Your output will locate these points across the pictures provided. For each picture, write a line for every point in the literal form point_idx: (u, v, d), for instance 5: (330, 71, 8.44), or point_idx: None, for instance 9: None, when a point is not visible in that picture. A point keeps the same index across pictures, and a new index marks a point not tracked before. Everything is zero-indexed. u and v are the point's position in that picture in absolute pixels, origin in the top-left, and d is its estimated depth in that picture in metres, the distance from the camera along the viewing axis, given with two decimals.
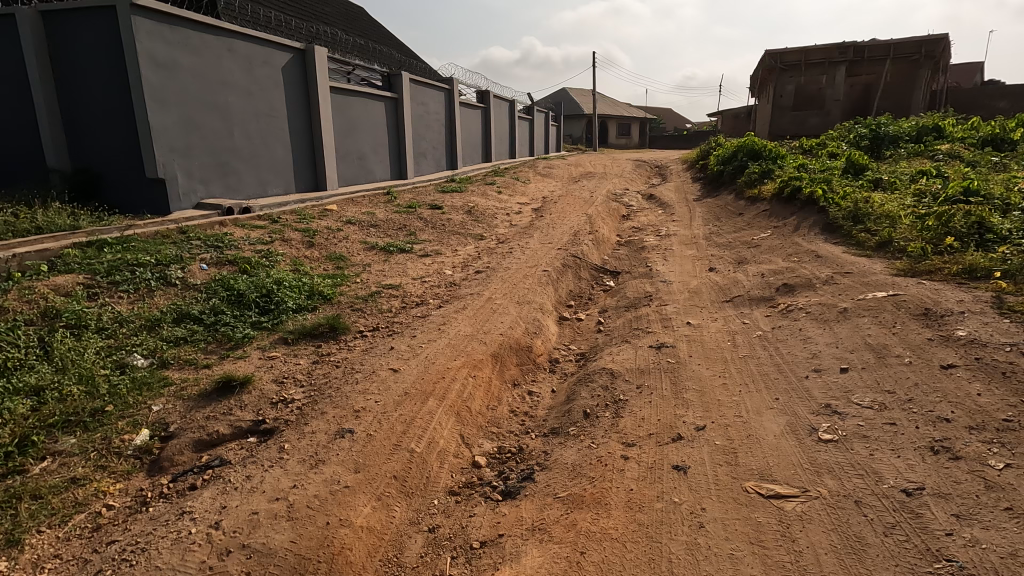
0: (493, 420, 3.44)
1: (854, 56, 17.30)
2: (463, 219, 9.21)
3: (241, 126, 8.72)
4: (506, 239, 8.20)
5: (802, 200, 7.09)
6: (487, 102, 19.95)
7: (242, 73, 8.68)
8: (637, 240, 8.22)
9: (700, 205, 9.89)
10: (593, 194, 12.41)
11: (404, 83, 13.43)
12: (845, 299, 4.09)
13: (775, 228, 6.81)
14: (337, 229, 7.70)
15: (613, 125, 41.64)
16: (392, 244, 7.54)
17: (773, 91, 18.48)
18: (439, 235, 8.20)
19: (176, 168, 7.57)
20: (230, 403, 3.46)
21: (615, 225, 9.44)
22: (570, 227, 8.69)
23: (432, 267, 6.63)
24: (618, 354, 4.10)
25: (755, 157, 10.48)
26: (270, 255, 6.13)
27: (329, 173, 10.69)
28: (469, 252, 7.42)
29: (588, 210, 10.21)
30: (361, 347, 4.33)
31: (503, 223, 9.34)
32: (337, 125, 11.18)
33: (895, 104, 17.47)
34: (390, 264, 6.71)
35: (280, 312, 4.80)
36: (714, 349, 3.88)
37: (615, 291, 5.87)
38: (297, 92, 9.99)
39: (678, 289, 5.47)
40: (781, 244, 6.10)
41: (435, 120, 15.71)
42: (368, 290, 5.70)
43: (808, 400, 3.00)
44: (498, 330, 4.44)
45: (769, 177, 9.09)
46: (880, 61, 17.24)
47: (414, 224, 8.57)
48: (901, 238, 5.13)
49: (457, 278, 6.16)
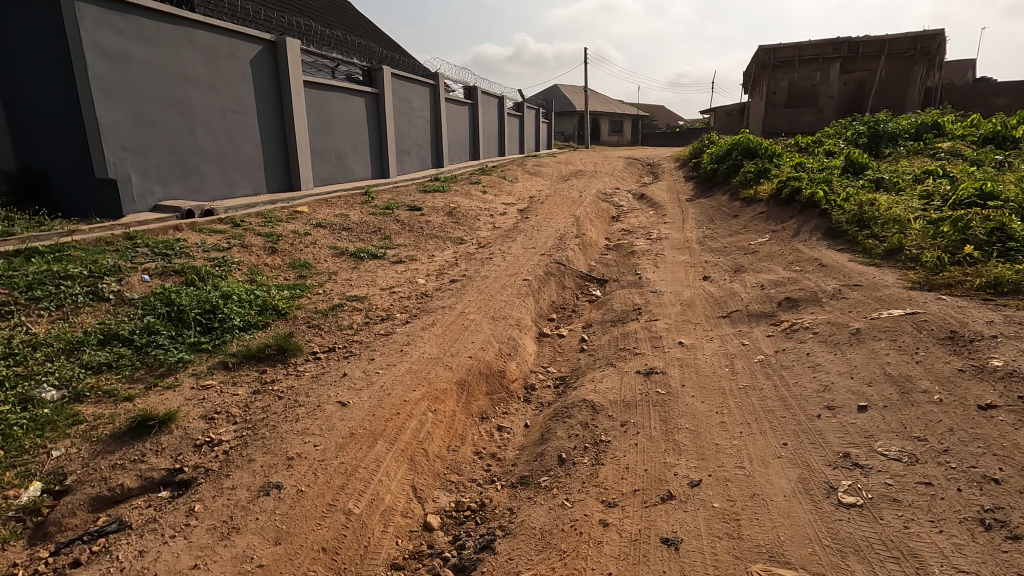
0: (453, 466, 2.95)
1: (848, 53, 16.93)
2: (443, 221, 8.71)
3: (204, 122, 8.14)
4: (488, 243, 7.70)
5: (802, 202, 6.64)
6: (475, 98, 19.42)
7: (204, 66, 8.11)
8: (627, 244, 7.74)
9: (693, 206, 9.43)
10: (582, 194, 11.93)
11: (385, 79, 12.90)
12: (857, 317, 3.63)
13: (774, 232, 6.34)
14: (305, 232, 7.18)
15: (605, 122, 41.23)
16: (364, 249, 7.03)
17: (767, 88, 18.12)
18: (416, 239, 7.69)
19: (129, 168, 6.99)
20: (143, 447, 2.94)
21: (604, 227, 8.96)
22: (556, 230, 8.21)
23: (404, 275, 6.13)
24: (601, 381, 3.62)
25: (750, 156, 10.03)
26: (224, 263, 5.60)
27: (303, 173, 10.14)
28: (446, 258, 6.91)
29: (576, 211, 9.73)
30: (312, 373, 3.82)
31: (486, 226, 8.84)
32: (312, 122, 10.62)
33: (889, 102, 17.07)
34: (359, 272, 6.20)
35: (225, 331, 4.28)
36: (709, 376, 3.40)
37: (601, 302, 5.40)
38: (267, 86, 9.42)
39: (669, 301, 5.00)
40: (781, 250, 5.64)
41: (419, 116, 15.17)
42: (330, 302, 5.19)
43: (823, 448, 2.52)
44: (467, 352, 3.95)
45: (765, 177, 8.63)
46: (875, 58, 16.86)
47: (390, 227, 8.06)
48: (913, 246, 4.68)
49: (430, 288, 5.66)
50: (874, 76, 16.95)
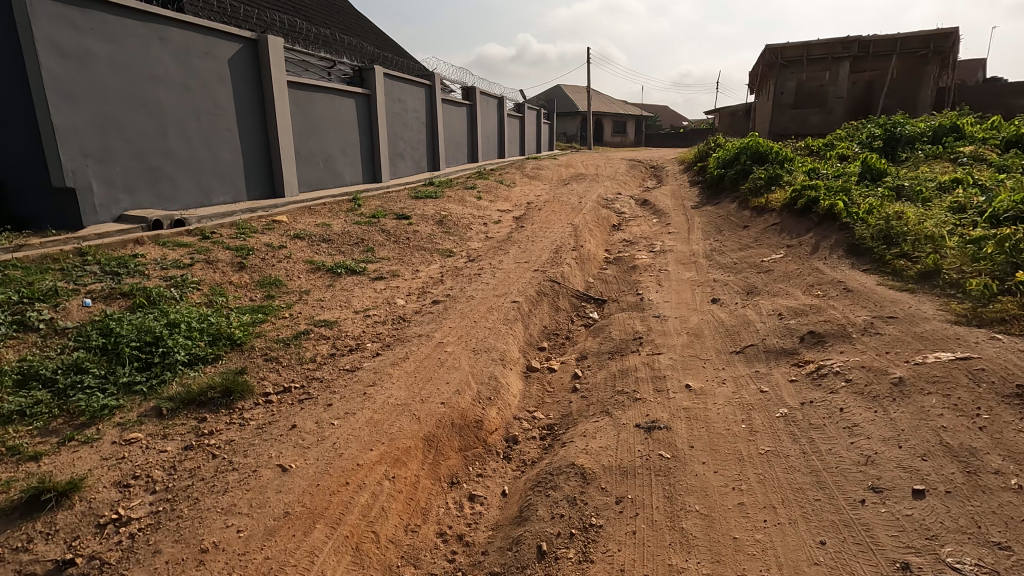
0: (409, 556, 2.40)
1: (858, 52, 16.33)
2: (432, 231, 8.17)
3: (176, 125, 7.63)
4: (478, 256, 7.16)
5: (819, 214, 6.08)
6: (473, 99, 18.88)
7: (176, 65, 7.59)
8: (627, 257, 7.18)
9: (699, 215, 8.86)
10: (582, 200, 11.38)
11: (377, 79, 12.39)
12: (897, 362, 3.07)
13: (789, 248, 5.78)
14: (280, 245, 6.65)
15: (607, 123, 40.70)
16: (343, 263, 6.50)
17: (774, 88, 17.54)
18: (401, 252, 7.16)
19: (89, 174, 6.47)
20: (30, 529, 2.40)
21: (604, 237, 8.41)
22: (551, 242, 7.66)
23: (383, 295, 5.60)
24: (593, 437, 3.06)
25: (760, 161, 9.46)
26: (182, 283, 5.07)
27: (286, 178, 9.62)
28: (431, 274, 6.38)
29: (574, 220, 9.19)
30: (257, 423, 3.28)
31: (478, 236, 8.30)
32: (298, 124, 10.10)
33: (901, 103, 16.39)
34: (334, 291, 5.67)
35: (166, 368, 3.73)
36: (723, 435, 2.85)
37: (598, 328, 4.84)
38: (247, 87, 8.90)
39: (674, 330, 4.45)
40: (798, 270, 5.08)
41: (414, 118, 14.65)
42: (295, 329, 4.65)
43: (873, 554, 1.97)
44: (440, 397, 3.40)
45: (777, 185, 8.06)
46: (886, 57, 16.24)
47: (374, 238, 7.52)
48: (952, 270, 4.12)
49: (409, 311, 5.13)
50: (885, 76, 16.30)
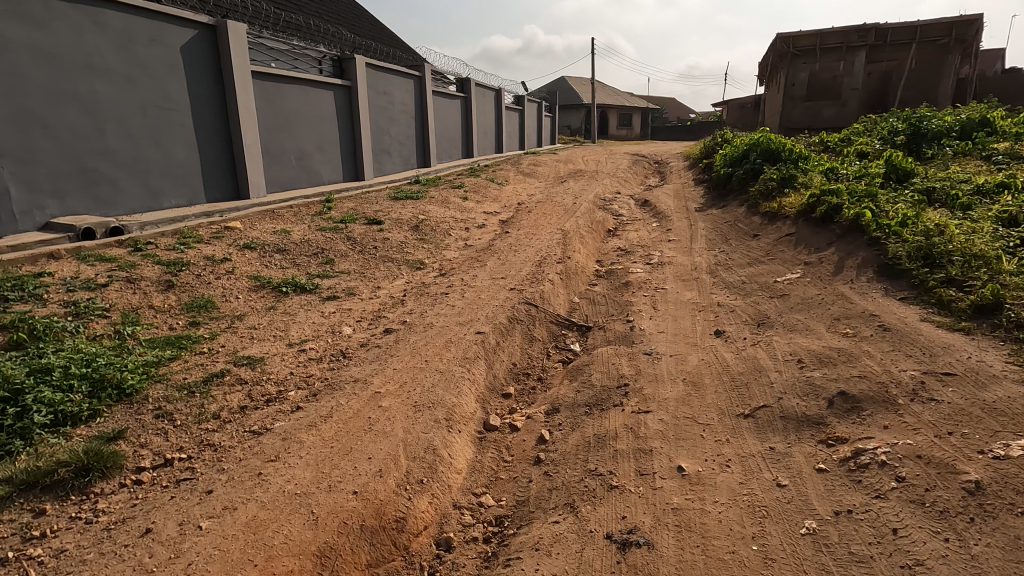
0: None
1: (875, 40, 15.26)
2: (404, 239, 7.35)
3: (116, 121, 6.84)
4: (452, 269, 6.33)
5: (841, 225, 5.20)
6: (468, 91, 17.98)
7: (116, 54, 6.79)
8: (621, 271, 6.34)
9: (702, 220, 7.98)
10: (577, 200, 10.51)
11: (359, 69, 11.57)
12: (968, 453, 2.22)
13: (807, 266, 4.92)
14: (223, 258, 5.85)
15: (612, 116, 39.65)
16: (293, 279, 5.69)
17: (785, 79, 16.53)
18: (365, 264, 6.35)
19: (5, 177, 5.72)
20: None
21: (597, 245, 7.56)
22: (536, 251, 6.82)
23: (331, 321, 4.79)
24: (547, 553, 2.24)
25: (771, 158, 8.56)
26: (85, 310, 4.28)
27: (251, 179, 8.83)
28: (393, 292, 5.56)
29: (565, 224, 8.34)
30: (107, 521, 2.47)
31: (456, 244, 7.46)
32: (266, 118, 9.28)
33: (920, 95, 15.31)
34: (275, 316, 4.86)
35: (16, 433, 2.93)
36: (727, 565, 2.02)
37: (577, 368, 4.01)
38: (205, 78, 8.08)
39: (668, 376, 3.61)
40: (818, 296, 4.23)
41: (402, 111, 13.79)
42: (209, 369, 3.85)
43: None
44: (353, 483, 2.60)
45: (791, 188, 7.18)
46: (905, 46, 15.14)
47: (336, 247, 6.71)
48: (1018, 306, 3.25)
49: (355, 343, 4.32)
50: (903, 66, 15.24)
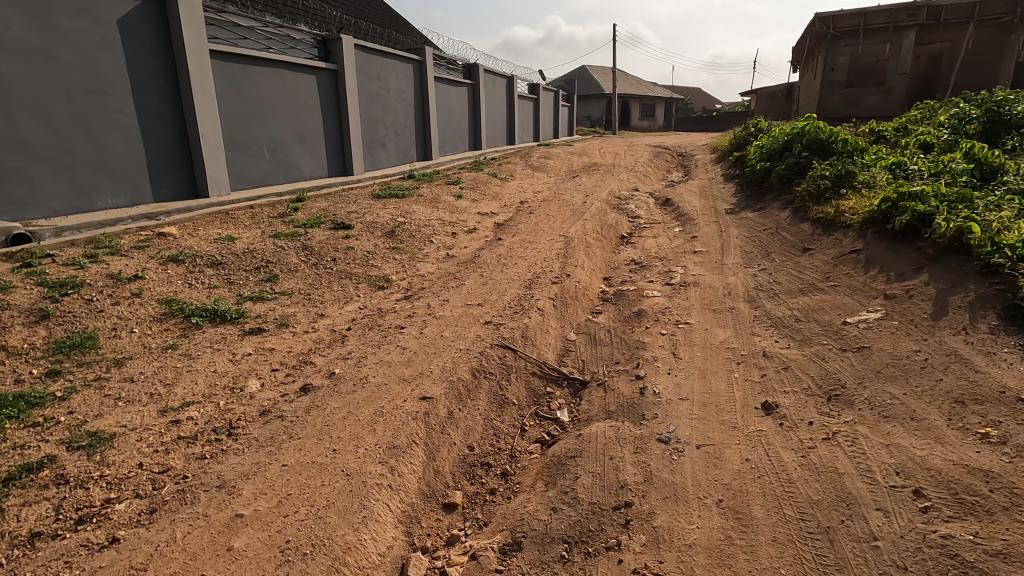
0: None
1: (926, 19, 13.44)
2: (373, 248, 6.13)
3: (29, 106, 5.76)
4: (422, 289, 5.11)
5: (933, 244, 3.82)
6: (476, 78, 16.67)
7: (29, 25, 5.68)
8: (633, 293, 5.02)
9: (735, 226, 6.59)
10: (587, 199, 9.18)
11: (346, 51, 10.40)
12: None
13: (888, 301, 3.56)
14: (133, 275, 4.69)
15: (635, 106, 37.95)
16: (214, 304, 4.50)
17: (823, 63, 14.73)
18: (316, 282, 5.16)
19: None
20: None
21: (606, 256, 6.24)
22: (529, 267, 5.53)
23: (238, 370, 3.59)
24: None
25: (820, 151, 7.10)
26: None
27: (211, 174, 7.71)
28: (337, 322, 4.35)
29: (570, 230, 7.03)
30: None
31: (436, 255, 6.23)
32: (230, 105, 8.14)
33: (975, 80, 13.62)
34: (169, 360, 3.68)
35: None
36: None
37: (559, 461, 2.74)
38: (151, 57, 6.94)
39: (694, 493, 2.32)
40: (917, 355, 2.89)
41: (398, 99, 12.58)
42: (24, 456, 2.66)
43: None
44: None
45: (849, 189, 5.76)
46: (961, 25, 13.40)
47: (286, 259, 5.53)
48: None
49: (253, 410, 3.11)
50: (958, 48, 13.51)
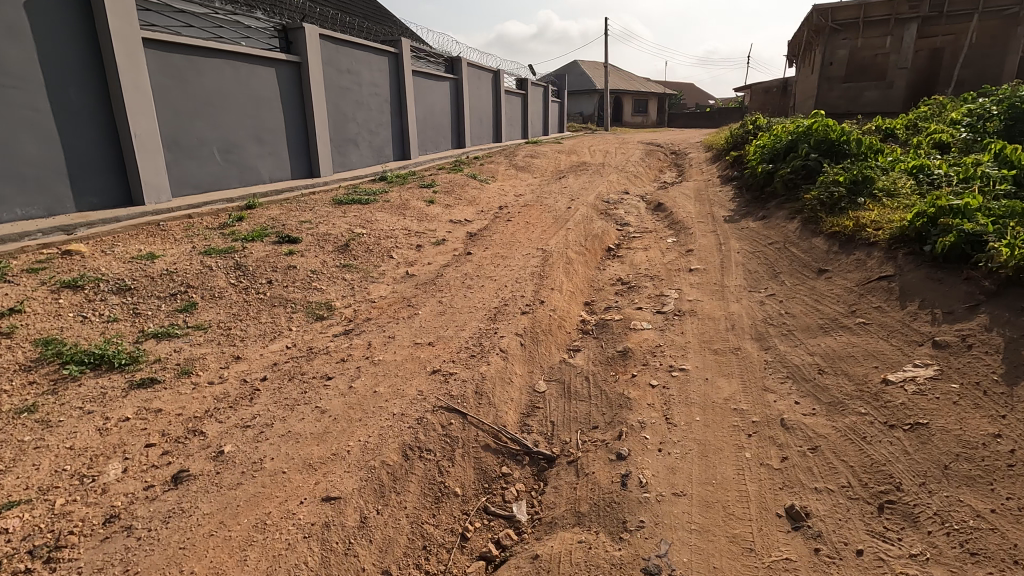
0: None
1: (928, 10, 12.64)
2: (320, 267, 5.31)
3: None
4: (368, 320, 4.29)
5: (989, 274, 3.03)
6: (459, 72, 15.81)
7: None
8: (618, 324, 4.22)
9: (735, 238, 5.81)
10: (572, 204, 8.38)
11: (310, 41, 9.53)
12: None
13: (938, 352, 2.78)
14: (10, 308, 3.85)
15: (627, 103, 37.17)
16: (104, 344, 3.66)
17: (821, 57, 13.97)
18: (242, 312, 4.34)
19: None
20: None
21: (589, 274, 5.45)
22: (498, 290, 4.74)
23: (103, 445, 2.76)
24: None
25: (830, 151, 6.32)
26: None
27: (147, 179, 6.87)
28: (254, 369, 3.54)
29: (550, 242, 6.23)
30: None
31: (393, 273, 5.42)
32: (171, 100, 7.29)
33: (977, 75, 12.80)
34: (17, 429, 2.85)
35: None
36: None
37: None
38: (71, 46, 6.09)
39: None
40: (999, 442, 2.12)
41: (372, 94, 11.72)
42: None
43: None
44: None
45: (868, 197, 4.98)
46: (964, 18, 12.59)
47: (212, 283, 4.71)
48: None
49: (97, 514, 2.29)
50: (960, 41, 12.69)
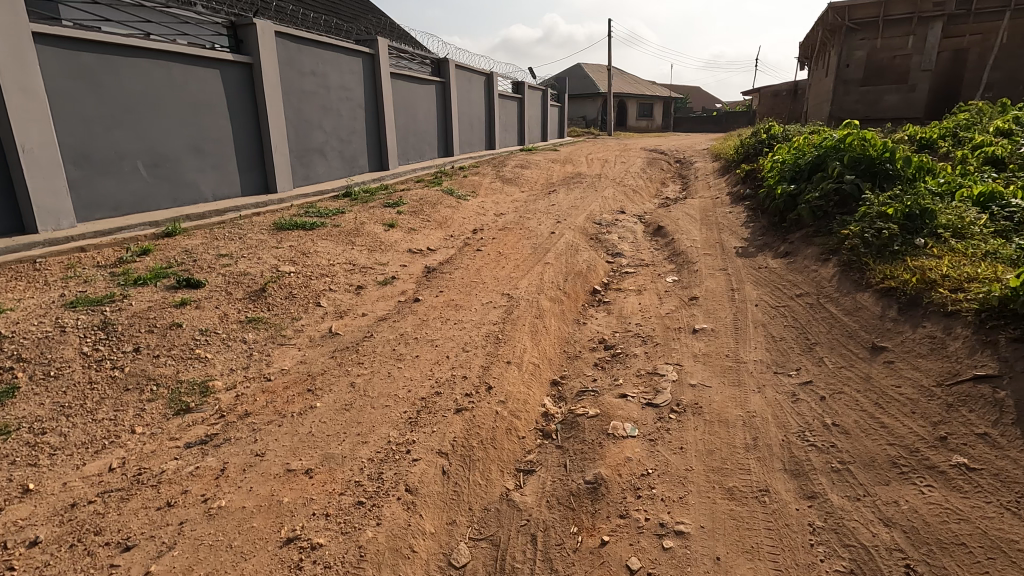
0: None
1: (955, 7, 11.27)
2: (216, 324, 4.10)
3: None
4: (245, 416, 3.09)
5: None
6: (445, 75, 14.66)
7: None
8: (591, 423, 3.00)
9: (751, 283, 4.58)
10: (556, 228, 7.18)
11: (264, 39, 8.37)
12: None
13: None
14: None
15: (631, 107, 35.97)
16: None
17: (836, 59, 12.66)
18: (75, 401, 3.15)
19: None
20: None
21: (563, 332, 4.23)
22: (436, 365, 3.53)
23: None
24: None
25: (868, 172, 5.08)
26: None
27: (43, 201, 5.74)
28: (34, 518, 2.34)
29: (520, 284, 5.03)
30: None
31: (313, 330, 4.23)
32: (78, 108, 6.16)
33: (1009, 77, 11.35)
34: None
35: None
36: None
37: None
38: None
39: None
40: None
41: (342, 98, 10.58)
42: None
43: None
44: None
45: (930, 239, 3.75)
46: (994, 14, 11.17)
47: (53, 352, 3.51)
48: None
49: None
50: (989, 40, 11.34)
